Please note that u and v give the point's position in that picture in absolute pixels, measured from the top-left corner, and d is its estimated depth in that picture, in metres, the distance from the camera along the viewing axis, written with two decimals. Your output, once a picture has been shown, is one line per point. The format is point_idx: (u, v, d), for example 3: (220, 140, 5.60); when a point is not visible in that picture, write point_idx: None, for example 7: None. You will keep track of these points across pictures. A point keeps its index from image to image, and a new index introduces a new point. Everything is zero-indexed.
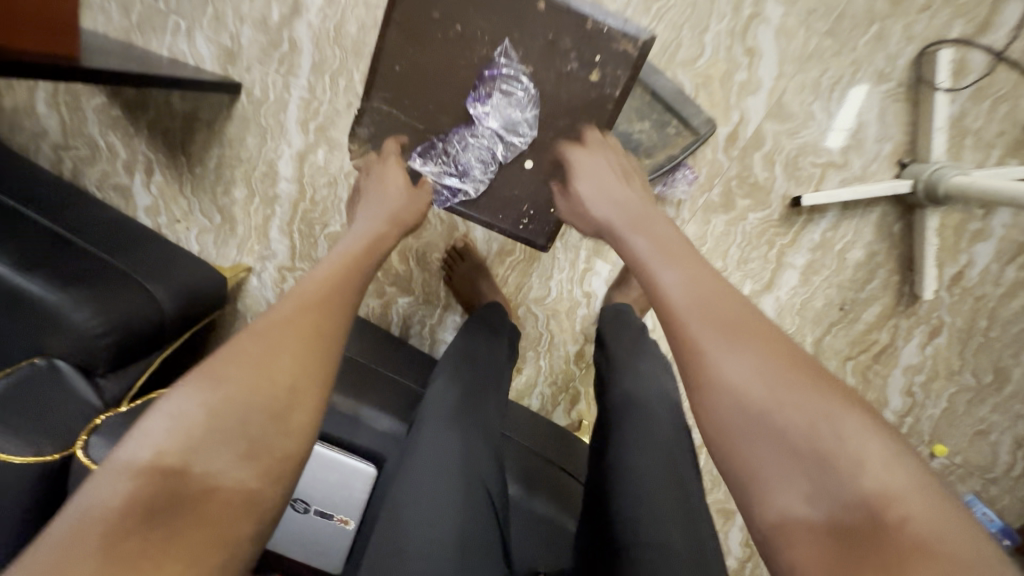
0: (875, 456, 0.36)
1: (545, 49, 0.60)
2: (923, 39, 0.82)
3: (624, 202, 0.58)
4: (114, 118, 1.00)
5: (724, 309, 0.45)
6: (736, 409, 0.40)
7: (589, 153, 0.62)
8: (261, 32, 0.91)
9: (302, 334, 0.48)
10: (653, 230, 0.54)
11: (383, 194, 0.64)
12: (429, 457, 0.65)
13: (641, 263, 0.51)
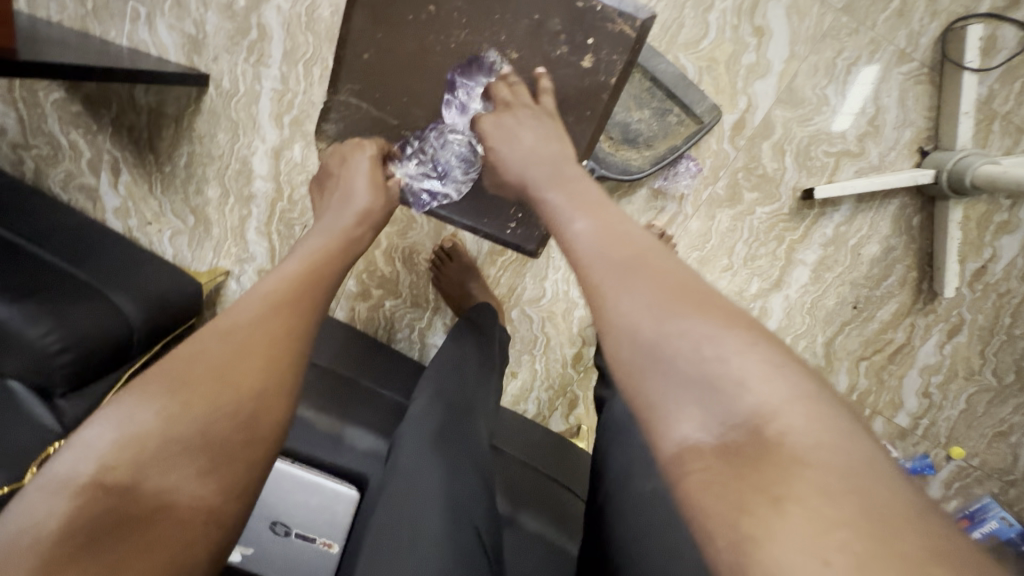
0: (753, 371, 0.33)
1: (530, 32, 0.54)
2: (947, 14, 0.76)
3: (534, 146, 0.53)
4: (76, 114, 0.93)
5: (624, 246, 0.42)
6: (629, 344, 0.36)
7: (515, 108, 0.55)
8: (229, 19, 0.84)
9: (271, 334, 0.43)
10: (560, 173, 0.50)
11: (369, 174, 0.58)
12: (412, 489, 0.60)
13: (550, 211, 0.48)
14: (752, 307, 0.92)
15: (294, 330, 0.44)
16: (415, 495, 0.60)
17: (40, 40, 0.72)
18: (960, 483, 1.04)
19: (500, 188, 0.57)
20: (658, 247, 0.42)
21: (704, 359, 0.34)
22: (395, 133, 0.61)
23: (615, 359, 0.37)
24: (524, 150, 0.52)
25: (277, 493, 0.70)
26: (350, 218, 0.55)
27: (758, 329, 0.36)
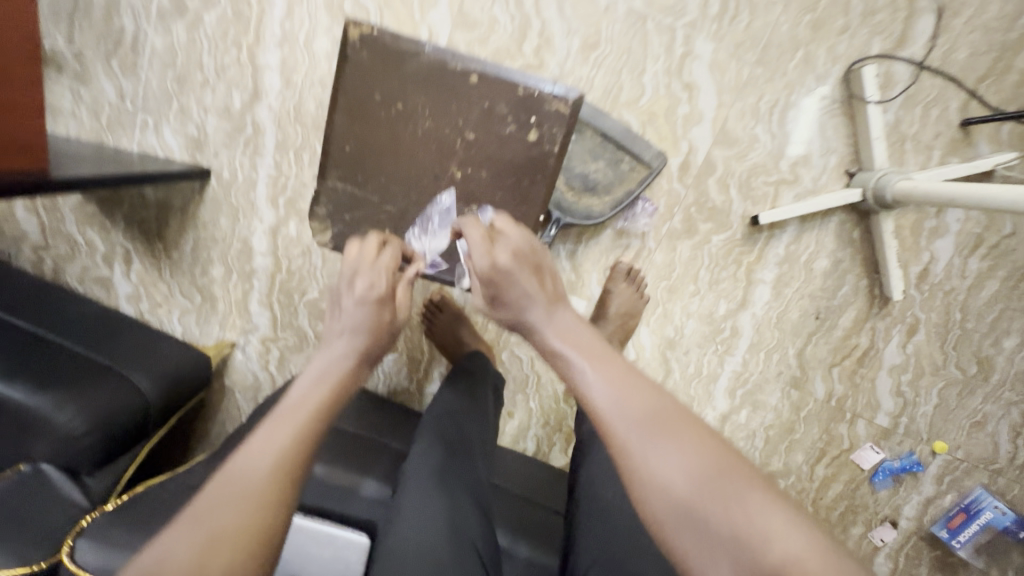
0: (775, 528, 0.40)
1: (483, 117, 0.63)
2: (847, 58, 0.86)
3: (537, 293, 0.59)
4: (91, 214, 1.03)
5: (646, 403, 0.48)
6: (665, 504, 0.43)
7: (509, 243, 0.60)
8: (225, 120, 0.95)
9: (240, 527, 0.42)
10: (573, 327, 0.57)
11: (351, 311, 0.59)
12: (413, 520, 0.66)
13: (570, 363, 0.54)
14: (724, 327, 1.01)
15: (274, 515, 0.44)
16: (422, 527, 0.65)
17: (63, 159, 0.82)
18: (951, 477, 1.09)
19: (487, 313, 0.63)
20: (674, 401, 0.49)
21: (736, 522, 0.41)
22: (376, 211, 0.68)
23: (653, 516, 0.44)
24: (518, 292, 0.58)
25: (292, 549, 0.73)
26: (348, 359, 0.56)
27: (768, 483, 0.44)
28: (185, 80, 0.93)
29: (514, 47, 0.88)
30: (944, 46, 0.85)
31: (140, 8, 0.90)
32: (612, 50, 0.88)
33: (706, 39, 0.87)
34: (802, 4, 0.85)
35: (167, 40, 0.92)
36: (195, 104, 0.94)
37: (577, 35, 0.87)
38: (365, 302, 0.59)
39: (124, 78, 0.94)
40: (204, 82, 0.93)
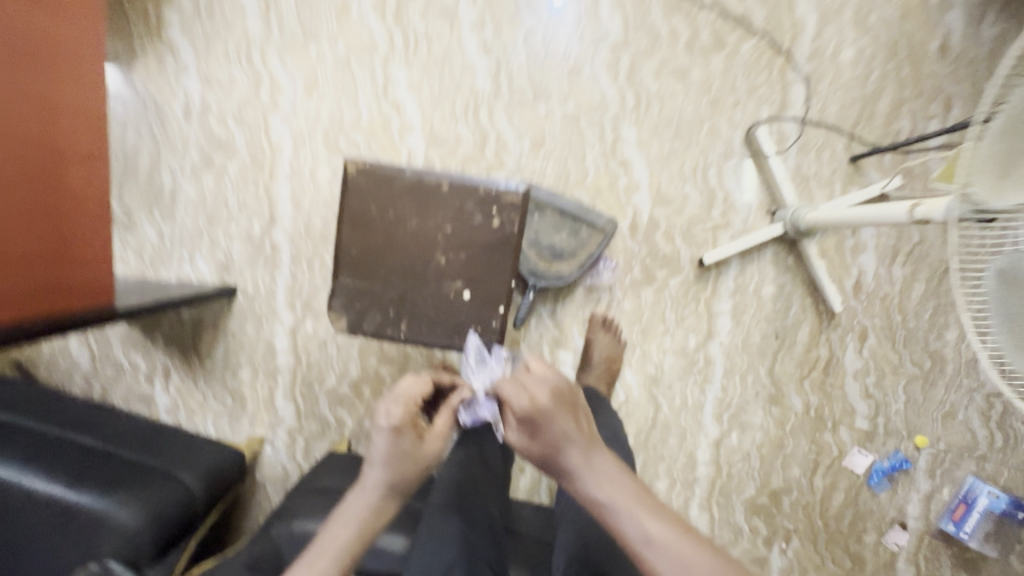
0: None
1: (457, 213, 0.78)
2: (744, 124, 1.06)
3: (573, 437, 0.68)
4: (134, 338, 1.18)
5: (694, 559, 0.61)
6: None
7: (541, 390, 0.69)
8: (248, 244, 1.13)
9: None
10: (611, 474, 0.67)
11: (381, 445, 0.69)
12: (433, 536, 0.82)
13: (620, 518, 0.64)
14: (698, 358, 1.13)
15: None
16: (440, 541, 0.81)
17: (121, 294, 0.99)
18: (942, 469, 1.16)
19: (522, 447, 0.71)
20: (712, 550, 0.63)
21: None
22: (381, 299, 0.80)
23: None
24: (556, 431, 0.68)
25: None
26: (373, 495, 0.68)
27: None
28: (214, 217, 1.13)
29: (477, 154, 1.09)
30: (819, 103, 1.05)
31: (175, 167, 1.12)
32: (557, 144, 1.08)
33: (630, 125, 1.08)
34: (700, 89, 1.06)
35: (199, 188, 1.12)
36: (223, 235, 1.13)
37: (527, 137, 1.08)
38: (391, 440, 0.68)
39: (163, 223, 1.14)
40: (230, 216, 1.13)
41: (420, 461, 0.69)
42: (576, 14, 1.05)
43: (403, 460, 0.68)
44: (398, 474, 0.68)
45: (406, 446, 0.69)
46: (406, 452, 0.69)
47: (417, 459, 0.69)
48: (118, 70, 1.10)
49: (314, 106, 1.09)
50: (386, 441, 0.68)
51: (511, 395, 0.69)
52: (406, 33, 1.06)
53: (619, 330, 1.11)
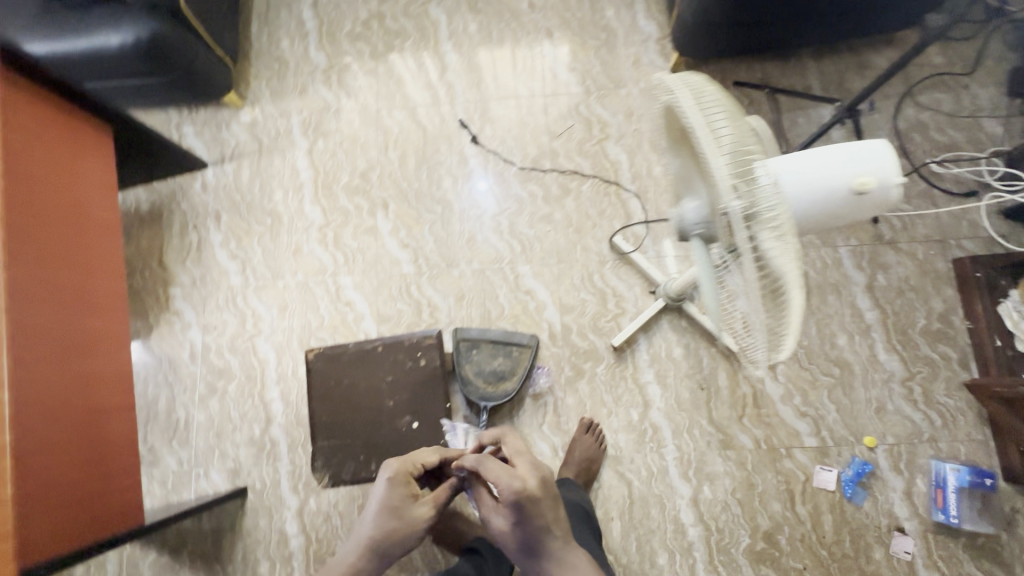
0: None
1: (393, 363, 1.04)
2: (606, 236, 1.39)
3: (552, 531, 0.83)
4: (163, 563, 1.32)
5: None
6: None
7: (531, 483, 0.82)
8: (252, 446, 1.35)
9: None
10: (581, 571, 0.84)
11: (379, 495, 0.89)
12: None
13: None
14: (646, 428, 1.29)
15: None
16: None
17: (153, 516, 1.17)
18: (904, 462, 1.24)
19: (502, 527, 0.84)
20: None
21: None
22: (352, 448, 1.01)
23: None
24: (540, 523, 0.82)
25: None
26: (355, 552, 0.87)
27: None
28: (222, 432, 1.37)
29: (417, 319, 1.39)
30: (652, 207, 1.40)
31: (188, 401, 1.39)
32: (474, 292, 1.39)
33: (524, 263, 1.39)
34: (565, 223, 1.41)
35: (207, 413, 1.38)
36: (231, 445, 1.36)
37: (451, 295, 1.39)
38: (385, 492, 0.88)
39: (181, 450, 1.37)
40: (234, 427, 1.37)
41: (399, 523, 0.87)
42: (460, 203, 1.44)
43: (386, 517, 0.87)
44: (379, 530, 0.87)
45: (390, 505, 0.88)
46: (396, 507, 0.87)
47: (399, 518, 0.86)
48: (139, 342, 1.43)
49: (288, 322, 1.41)
50: (380, 496, 0.89)
51: (507, 484, 0.80)
52: (344, 251, 1.44)
53: (604, 435, 1.28)
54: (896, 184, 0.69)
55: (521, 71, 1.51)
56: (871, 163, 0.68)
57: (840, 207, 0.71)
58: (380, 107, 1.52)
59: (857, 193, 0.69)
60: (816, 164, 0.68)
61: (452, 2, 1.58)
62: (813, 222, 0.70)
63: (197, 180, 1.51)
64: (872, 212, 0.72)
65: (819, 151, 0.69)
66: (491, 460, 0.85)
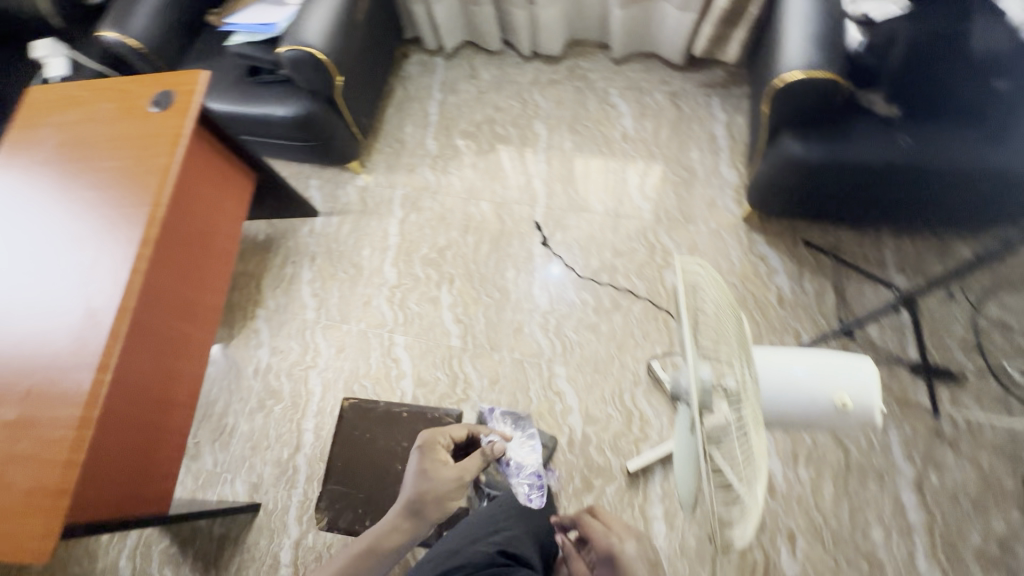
0: None
1: (413, 431, 1.13)
2: (645, 358, 1.43)
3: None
4: (171, 553, 1.43)
5: None
6: None
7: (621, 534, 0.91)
8: (277, 467, 1.48)
9: None
10: None
11: (418, 463, 0.98)
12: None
13: None
14: None
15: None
16: None
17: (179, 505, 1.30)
18: None
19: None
20: None
21: None
22: (354, 499, 1.09)
23: None
24: None
25: None
26: (396, 515, 0.92)
27: None
28: (257, 447, 1.51)
29: (450, 390, 1.48)
30: None
31: (240, 410, 1.56)
32: (507, 380, 1.47)
33: (560, 365, 1.46)
34: (608, 336, 1.47)
35: (251, 426, 1.54)
36: (260, 461, 1.49)
37: (486, 377, 1.48)
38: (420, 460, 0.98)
39: (220, 452, 1.52)
40: (268, 445, 1.51)
41: (434, 487, 0.94)
42: (517, 294, 1.56)
43: (422, 481, 0.94)
44: (417, 493, 0.93)
45: (425, 470, 0.95)
46: (428, 470, 0.95)
47: (433, 480, 0.94)
48: (218, 348, 1.65)
49: (340, 362, 1.57)
50: (415, 464, 0.98)
51: (598, 531, 0.91)
52: (406, 313, 1.60)
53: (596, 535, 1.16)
54: (879, 407, 0.76)
55: (601, 190, 1.66)
56: (857, 382, 0.76)
57: (823, 415, 0.78)
58: (471, 196, 1.72)
59: (837, 407, 0.77)
60: (802, 368, 0.78)
61: (555, 121, 1.79)
62: (794, 419, 0.79)
63: (307, 225, 1.78)
64: (854, 426, 0.79)
65: (807, 356, 0.79)
66: (589, 515, 0.96)
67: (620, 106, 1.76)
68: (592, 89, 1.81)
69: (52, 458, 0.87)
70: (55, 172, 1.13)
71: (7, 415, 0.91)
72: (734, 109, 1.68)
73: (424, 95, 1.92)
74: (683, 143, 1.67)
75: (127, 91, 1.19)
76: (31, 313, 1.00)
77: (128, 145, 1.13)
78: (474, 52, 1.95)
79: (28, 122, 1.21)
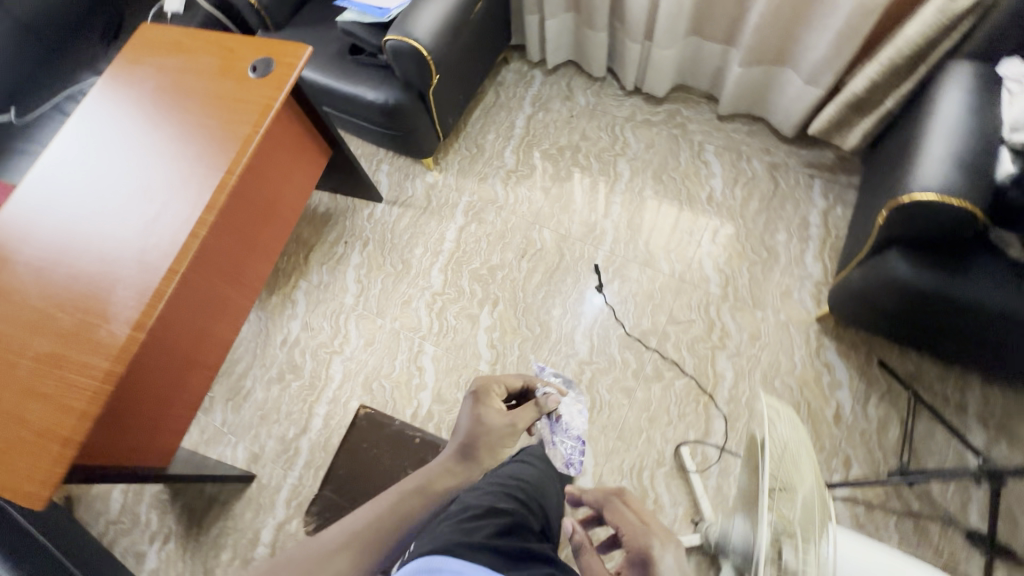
0: None
1: (420, 459, 1.09)
2: (674, 440, 1.34)
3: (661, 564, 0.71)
4: (161, 498, 1.45)
5: None
6: None
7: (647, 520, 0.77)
8: (280, 444, 1.47)
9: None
10: None
11: (474, 410, 0.95)
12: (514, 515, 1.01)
13: None
14: None
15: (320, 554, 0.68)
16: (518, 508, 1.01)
17: (183, 456, 1.31)
18: None
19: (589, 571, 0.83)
20: None
21: None
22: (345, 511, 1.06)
23: None
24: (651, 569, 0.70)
25: None
26: (448, 457, 0.87)
27: None
28: (266, 418, 1.51)
29: None
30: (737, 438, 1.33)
31: (259, 375, 1.56)
32: None
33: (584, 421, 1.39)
34: (641, 406, 1.38)
35: (265, 395, 1.54)
36: (266, 433, 1.49)
37: None
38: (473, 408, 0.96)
39: (230, 413, 1.53)
40: (277, 420, 1.50)
41: (487, 432, 0.92)
42: (558, 334, 1.49)
43: (475, 426, 0.92)
44: (469, 436, 0.90)
45: (479, 415, 0.94)
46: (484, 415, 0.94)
47: (487, 425, 0.92)
48: (254, 309, 1.66)
49: (366, 356, 1.55)
50: (467, 410, 0.96)
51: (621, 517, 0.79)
52: (442, 324, 1.56)
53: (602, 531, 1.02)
54: None
55: (672, 248, 1.57)
56: None
57: None
58: (536, 221, 1.66)
59: None
60: (877, 565, 0.81)
61: (641, 164, 1.70)
62: None
63: (367, 209, 1.76)
64: None
65: (886, 553, 0.83)
66: (618, 499, 0.83)
67: (713, 165, 1.66)
68: (688, 140, 1.71)
69: (71, 405, 0.86)
70: (143, 115, 1.13)
71: (41, 348, 0.91)
72: (836, 198, 1.55)
73: (514, 106, 1.87)
74: (771, 222, 1.55)
75: (230, 50, 1.18)
76: (87, 252, 1.00)
77: (217, 105, 1.12)
78: (576, 73, 1.88)
79: (131, 58, 1.21)
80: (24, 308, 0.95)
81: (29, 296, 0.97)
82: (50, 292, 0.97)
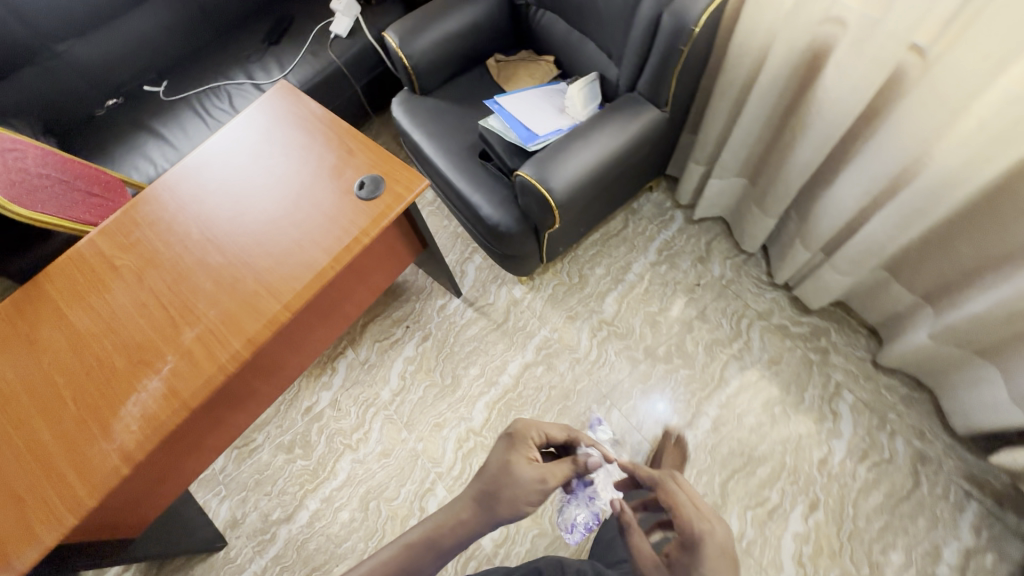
0: None
1: None
2: None
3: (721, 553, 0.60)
4: None
5: None
6: None
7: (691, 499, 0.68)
8: (260, 521, 1.40)
9: None
10: None
11: (506, 449, 0.85)
12: None
13: None
14: None
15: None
16: None
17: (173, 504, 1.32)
18: None
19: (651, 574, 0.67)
20: None
21: None
22: None
23: None
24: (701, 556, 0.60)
25: None
26: (463, 504, 0.80)
27: None
28: (260, 484, 1.44)
29: None
30: None
31: (272, 435, 1.50)
32: None
33: None
34: None
35: (269, 459, 1.47)
36: (254, 502, 1.42)
37: None
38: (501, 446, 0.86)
39: (232, 462, 1.47)
40: (269, 492, 1.43)
41: (513, 483, 0.79)
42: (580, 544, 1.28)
43: (500, 472, 0.81)
44: (490, 482, 0.80)
45: (506, 461, 0.82)
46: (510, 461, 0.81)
47: (514, 474, 0.80)
48: None
49: (376, 467, 1.42)
50: (497, 454, 0.85)
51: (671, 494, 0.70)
52: (464, 469, 1.40)
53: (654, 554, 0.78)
54: None
55: (752, 503, 1.28)
56: None
57: None
58: (610, 396, 1.44)
59: None
60: None
61: (755, 379, 1.41)
62: None
63: (442, 299, 1.62)
64: None
65: None
66: (670, 480, 0.73)
67: (843, 420, 1.34)
68: (824, 375, 1.40)
69: (34, 522, 0.79)
70: (238, 192, 1.05)
71: (37, 434, 0.86)
72: (990, 542, 1.18)
73: (638, 244, 1.63)
74: (889, 531, 1.22)
75: (349, 150, 1.07)
76: (124, 334, 0.93)
77: (310, 214, 1.01)
78: (722, 233, 1.61)
79: (256, 119, 1.14)
80: (44, 375, 0.90)
81: (55, 364, 0.91)
82: (74, 368, 0.91)
